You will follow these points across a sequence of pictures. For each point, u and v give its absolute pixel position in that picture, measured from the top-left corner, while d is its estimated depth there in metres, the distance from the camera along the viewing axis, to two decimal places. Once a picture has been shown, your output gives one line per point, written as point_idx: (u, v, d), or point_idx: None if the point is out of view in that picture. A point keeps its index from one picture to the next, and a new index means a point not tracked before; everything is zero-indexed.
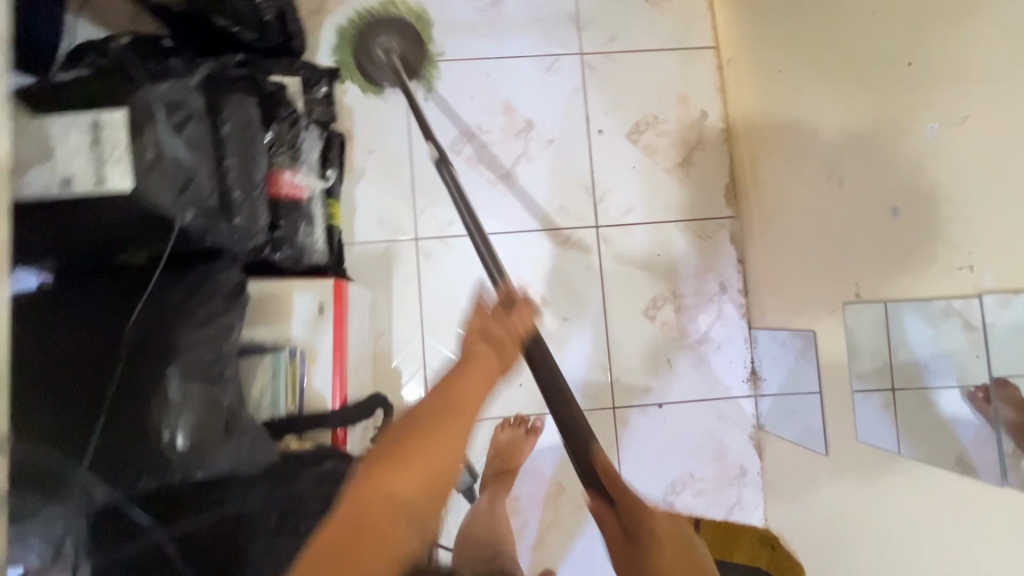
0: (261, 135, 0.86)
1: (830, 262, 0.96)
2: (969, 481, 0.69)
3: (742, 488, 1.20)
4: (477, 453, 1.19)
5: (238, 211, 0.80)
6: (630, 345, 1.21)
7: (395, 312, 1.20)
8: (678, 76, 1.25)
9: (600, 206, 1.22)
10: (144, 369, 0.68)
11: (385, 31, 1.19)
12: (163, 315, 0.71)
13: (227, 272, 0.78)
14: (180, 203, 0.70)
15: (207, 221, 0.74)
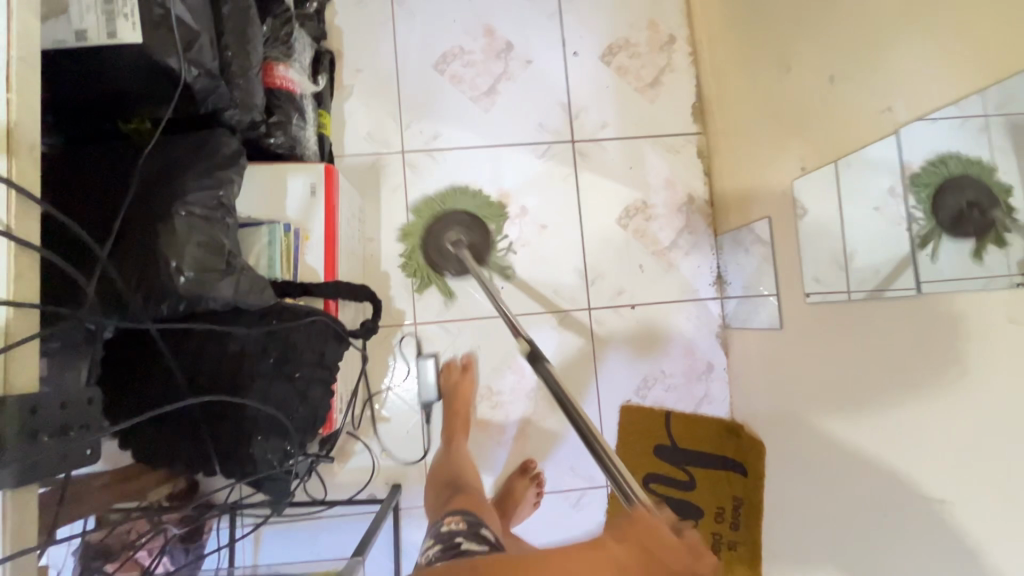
0: (257, 21, 0.93)
1: (783, 151, 1.05)
2: (907, 300, 0.78)
3: (710, 383, 1.29)
4: (460, 353, 1.25)
5: (236, 84, 0.88)
6: (604, 251, 1.29)
7: (383, 219, 1.26)
8: (647, 3, 1.34)
9: (576, 122, 1.31)
10: (156, 202, 0.74)
11: (456, 225, 1.26)
12: (171, 163, 0.78)
13: (226, 137, 0.85)
14: (185, 60, 0.77)
15: (209, 83, 0.81)
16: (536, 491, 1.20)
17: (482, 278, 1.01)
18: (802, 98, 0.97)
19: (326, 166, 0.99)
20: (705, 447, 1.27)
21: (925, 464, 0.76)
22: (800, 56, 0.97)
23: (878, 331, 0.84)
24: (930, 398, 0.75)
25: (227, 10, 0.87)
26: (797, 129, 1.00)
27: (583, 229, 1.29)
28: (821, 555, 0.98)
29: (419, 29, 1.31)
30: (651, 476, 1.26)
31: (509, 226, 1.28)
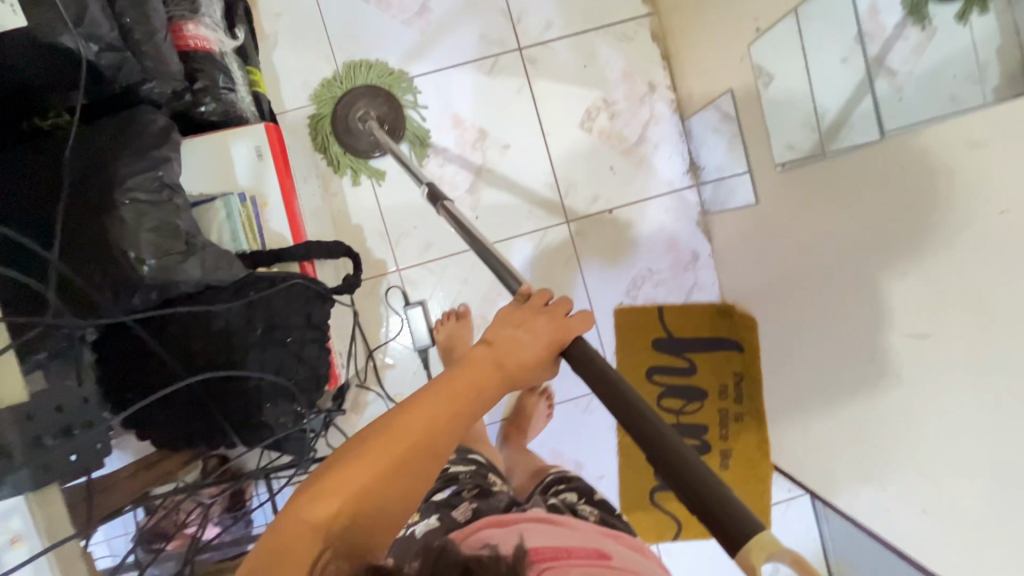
0: None
1: (737, 14, 0.99)
2: (879, 150, 0.77)
3: (697, 271, 1.30)
4: (450, 289, 1.26)
5: (145, 54, 0.81)
6: (573, 159, 1.26)
7: (342, 171, 1.22)
8: None
9: (520, 27, 1.23)
10: (94, 198, 0.71)
11: (362, 99, 1.20)
12: (100, 153, 0.73)
13: (152, 114, 0.80)
14: (80, 37, 0.71)
15: (113, 57, 0.75)
16: (547, 403, 1.25)
17: (408, 165, 0.98)
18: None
19: (267, 126, 0.95)
20: (699, 331, 1.30)
21: (903, 302, 0.78)
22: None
23: (851, 182, 0.84)
24: (902, 238, 0.76)
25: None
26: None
27: (546, 141, 1.25)
28: (820, 408, 1.03)
29: None
30: (655, 369, 1.30)
31: (472, 152, 1.24)
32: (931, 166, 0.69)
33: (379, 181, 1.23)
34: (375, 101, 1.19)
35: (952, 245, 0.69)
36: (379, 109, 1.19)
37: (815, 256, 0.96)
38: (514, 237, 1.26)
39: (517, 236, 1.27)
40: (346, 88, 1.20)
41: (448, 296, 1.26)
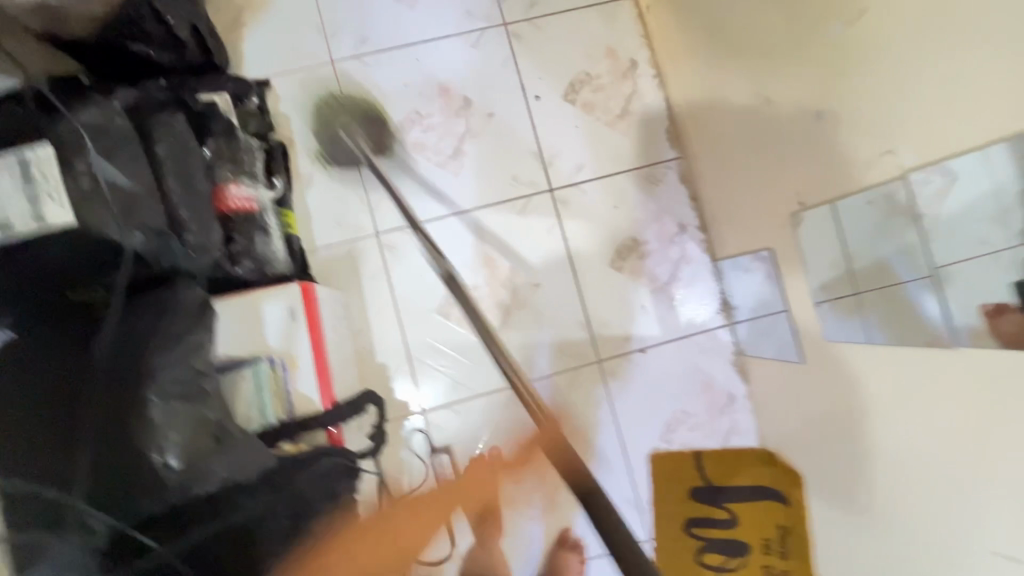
0: (197, 150, 0.86)
1: (771, 180, 1.00)
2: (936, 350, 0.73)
3: (733, 414, 1.24)
4: (476, 432, 1.20)
5: (188, 228, 0.80)
6: (603, 298, 1.24)
7: (369, 309, 1.19)
8: (604, 30, 1.28)
9: (551, 169, 1.25)
10: (121, 394, 0.67)
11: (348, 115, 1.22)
12: (134, 342, 0.70)
13: (189, 290, 0.76)
14: (127, 227, 0.70)
15: (157, 241, 0.74)
16: (579, 558, 1.18)
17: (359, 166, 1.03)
18: (782, 128, 0.93)
19: (303, 288, 0.93)
20: (737, 477, 1.22)
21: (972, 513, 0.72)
22: (774, 81, 0.92)
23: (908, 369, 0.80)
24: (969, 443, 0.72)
25: (164, 150, 0.80)
26: (781, 156, 0.95)
27: (577, 279, 1.24)
28: None
29: (369, 100, 1.23)
30: (692, 520, 1.21)
31: (501, 291, 1.22)
32: (997, 381, 0.65)
33: (377, 204, 1.21)
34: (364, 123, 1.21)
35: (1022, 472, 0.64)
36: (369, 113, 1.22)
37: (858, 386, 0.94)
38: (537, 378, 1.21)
39: (545, 377, 1.22)
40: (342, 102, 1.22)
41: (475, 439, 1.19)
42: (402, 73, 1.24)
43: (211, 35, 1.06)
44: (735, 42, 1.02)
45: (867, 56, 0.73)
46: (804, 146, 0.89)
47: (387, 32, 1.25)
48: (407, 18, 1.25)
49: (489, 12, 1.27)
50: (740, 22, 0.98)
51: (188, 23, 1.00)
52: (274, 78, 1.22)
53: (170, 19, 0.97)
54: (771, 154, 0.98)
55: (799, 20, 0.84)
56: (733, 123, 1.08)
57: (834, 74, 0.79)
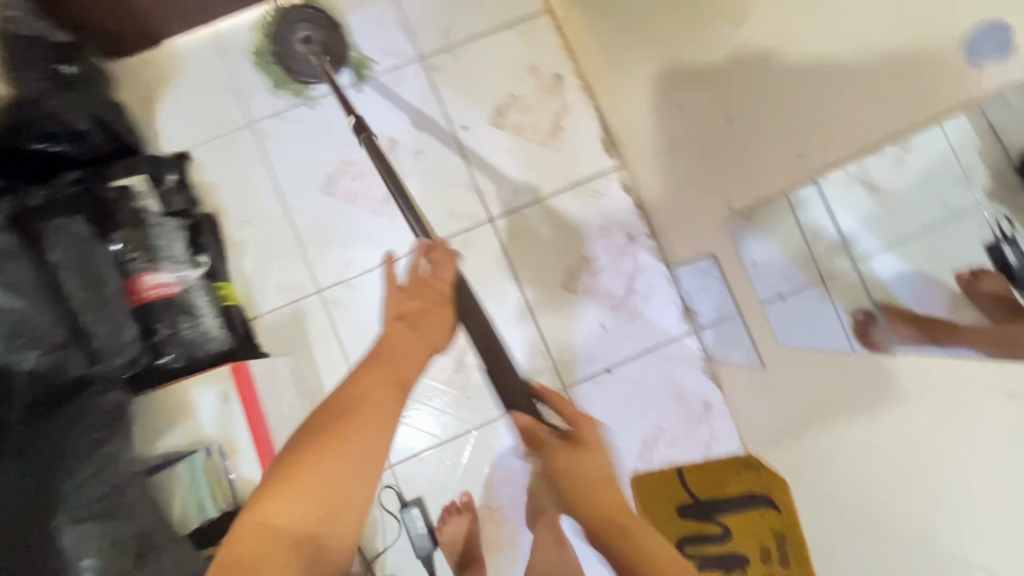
0: (100, 246, 0.83)
1: (704, 185, 1.01)
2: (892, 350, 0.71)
3: (711, 423, 1.20)
4: (447, 481, 1.16)
5: (96, 333, 0.79)
6: (561, 322, 1.20)
7: (321, 369, 1.16)
8: (523, 48, 1.24)
9: (488, 198, 1.22)
10: (29, 527, 0.62)
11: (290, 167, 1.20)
12: (39, 466, 0.66)
13: (103, 395, 0.77)
14: (17, 351, 0.71)
15: (56, 355, 0.74)
16: None
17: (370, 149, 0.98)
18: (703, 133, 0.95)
19: (238, 373, 0.89)
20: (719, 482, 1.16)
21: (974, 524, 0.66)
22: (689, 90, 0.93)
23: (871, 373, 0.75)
24: (935, 441, 0.68)
25: (60, 257, 0.78)
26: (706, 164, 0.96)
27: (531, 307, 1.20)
28: None
29: (293, 156, 1.21)
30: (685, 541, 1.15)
31: None
32: (959, 381, 0.62)
33: (316, 260, 1.19)
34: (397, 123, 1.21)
35: (994, 479, 0.59)
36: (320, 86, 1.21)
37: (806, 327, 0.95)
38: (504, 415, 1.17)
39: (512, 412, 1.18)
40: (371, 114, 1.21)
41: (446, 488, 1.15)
42: (324, 123, 1.22)
43: (116, 120, 1.05)
44: (644, 53, 1.03)
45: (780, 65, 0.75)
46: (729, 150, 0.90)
47: (303, 84, 1.22)
48: (322, 67, 1.22)
49: (404, 48, 1.24)
50: (652, 36, 0.99)
51: (89, 114, 0.99)
52: (194, 150, 1.20)
53: (69, 115, 0.96)
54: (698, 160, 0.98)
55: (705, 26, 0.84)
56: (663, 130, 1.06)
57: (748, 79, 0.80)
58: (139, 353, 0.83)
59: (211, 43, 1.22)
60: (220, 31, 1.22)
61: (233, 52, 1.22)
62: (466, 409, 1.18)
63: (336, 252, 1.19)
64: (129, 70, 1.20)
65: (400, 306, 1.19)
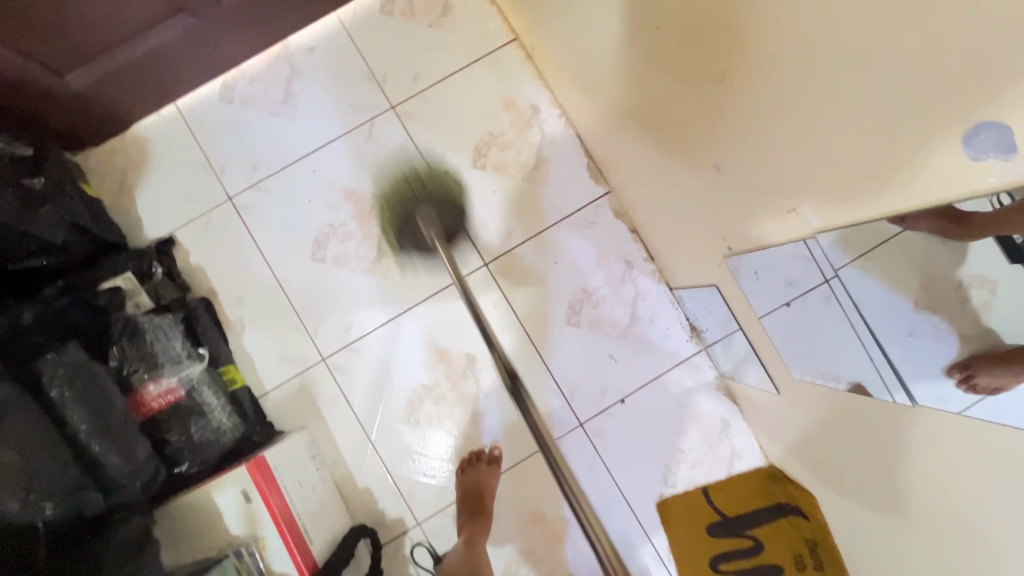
0: (99, 367, 0.83)
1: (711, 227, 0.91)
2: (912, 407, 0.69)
3: (732, 439, 1.19)
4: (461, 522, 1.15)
5: (107, 459, 0.78)
6: (569, 360, 1.19)
7: (337, 438, 1.16)
8: (495, 83, 1.21)
9: (480, 243, 1.20)
10: None
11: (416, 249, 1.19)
12: None
13: (128, 522, 0.76)
14: (33, 502, 0.68)
15: (74, 499, 0.72)
16: None
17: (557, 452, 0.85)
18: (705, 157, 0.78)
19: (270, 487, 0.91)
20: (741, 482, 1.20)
21: None
22: (666, 184, 0.94)
23: (875, 396, 0.73)
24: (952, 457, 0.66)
25: (63, 391, 0.77)
26: (748, 236, 0.79)
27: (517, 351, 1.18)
28: None
29: (279, 226, 1.19)
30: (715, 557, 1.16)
31: (463, 382, 1.17)
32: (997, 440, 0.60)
33: (314, 327, 1.17)
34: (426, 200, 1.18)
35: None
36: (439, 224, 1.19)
37: (786, 350, 0.89)
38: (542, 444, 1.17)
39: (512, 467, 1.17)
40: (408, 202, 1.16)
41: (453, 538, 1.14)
42: (305, 187, 1.19)
43: (96, 224, 1.03)
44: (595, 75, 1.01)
45: (655, 80, 0.82)
46: (785, 153, 0.61)
47: (277, 152, 1.20)
48: (291, 129, 1.20)
49: (373, 99, 1.21)
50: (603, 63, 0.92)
51: (67, 225, 0.98)
52: (177, 233, 1.18)
53: (47, 231, 0.95)
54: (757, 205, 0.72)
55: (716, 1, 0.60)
56: (664, 169, 0.93)
57: (702, 8, 0.63)
58: (155, 467, 0.84)
59: (178, 119, 1.19)
60: (184, 106, 1.19)
61: (200, 126, 1.19)
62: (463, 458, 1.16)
63: (334, 317, 1.18)
64: (98, 160, 1.18)
65: (404, 363, 1.18)
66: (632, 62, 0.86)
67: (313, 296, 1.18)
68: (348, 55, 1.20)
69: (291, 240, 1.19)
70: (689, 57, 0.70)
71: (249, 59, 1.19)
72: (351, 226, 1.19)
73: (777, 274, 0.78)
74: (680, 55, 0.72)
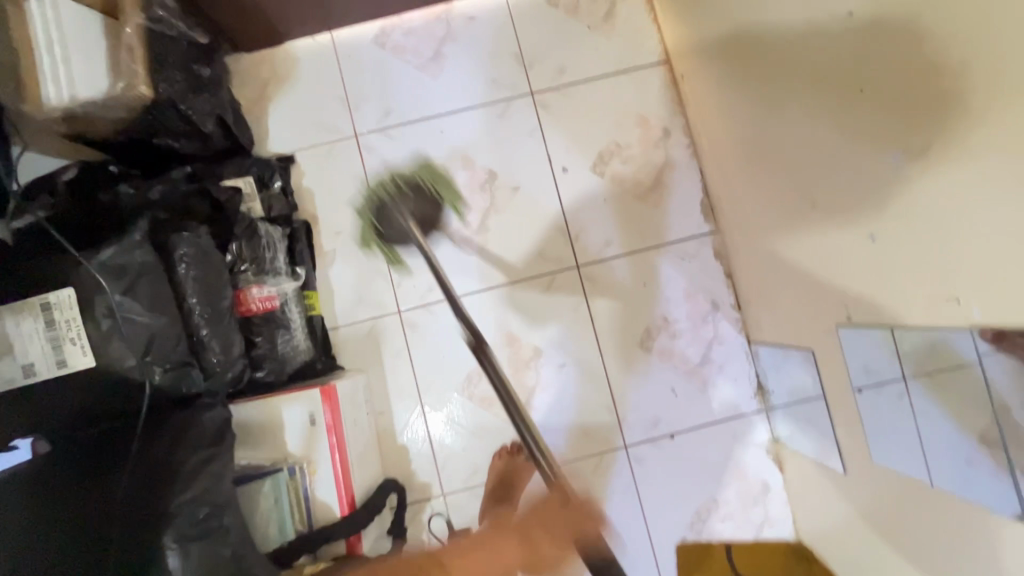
0: (221, 258, 0.85)
1: (827, 294, 0.91)
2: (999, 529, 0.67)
3: (768, 505, 1.18)
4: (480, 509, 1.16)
5: (210, 348, 0.81)
6: (631, 380, 1.19)
7: (391, 389, 1.18)
8: (636, 98, 1.23)
9: (578, 245, 1.21)
10: (138, 547, 0.66)
11: (517, 233, 1.21)
12: (155, 473, 0.70)
13: (210, 413, 0.77)
14: (146, 365, 0.72)
15: (178, 374, 0.75)
16: None
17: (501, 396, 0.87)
18: (861, 222, 0.78)
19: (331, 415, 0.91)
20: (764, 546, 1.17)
21: None
22: (798, 238, 0.95)
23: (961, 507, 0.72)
24: None
25: (190, 270, 0.80)
26: (881, 312, 0.79)
27: (573, 362, 1.19)
28: None
29: (393, 174, 1.21)
30: None
31: (525, 372, 1.18)
32: None
33: (400, 279, 1.20)
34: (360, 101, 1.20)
35: None
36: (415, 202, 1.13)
37: (871, 437, 0.87)
38: (584, 455, 1.17)
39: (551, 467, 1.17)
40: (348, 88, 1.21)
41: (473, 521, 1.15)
42: (429, 143, 1.22)
43: (236, 122, 1.07)
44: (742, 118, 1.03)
45: (799, 127, 0.87)
46: (954, 236, 0.63)
47: (411, 104, 1.23)
48: (432, 87, 1.22)
49: (516, 80, 1.23)
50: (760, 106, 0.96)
51: (214, 116, 1.01)
52: (298, 153, 1.21)
53: (197, 116, 0.98)
54: (907, 284, 0.72)
55: (926, 73, 0.60)
56: (798, 224, 0.94)
57: (872, 80, 0.68)
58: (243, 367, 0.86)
59: (330, 48, 1.22)
60: (339, 38, 1.22)
61: (348, 60, 1.22)
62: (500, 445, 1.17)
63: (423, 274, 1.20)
64: (245, 64, 1.21)
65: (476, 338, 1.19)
66: (784, 113, 0.90)
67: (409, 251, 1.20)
68: (505, 33, 1.23)
69: None
70: (870, 128, 0.71)
71: (412, 11, 1.22)
72: (460, 193, 1.21)
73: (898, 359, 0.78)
74: (859, 123, 0.73)
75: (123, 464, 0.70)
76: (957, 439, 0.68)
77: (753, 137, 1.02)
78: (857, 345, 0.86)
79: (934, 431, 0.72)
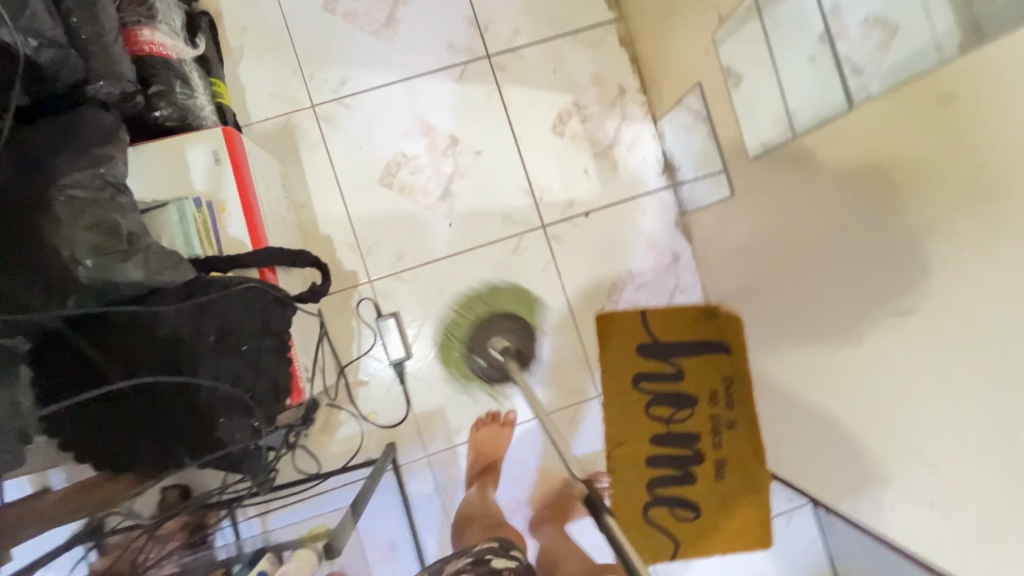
0: (119, 123, 0.79)
1: (780, 234, 0.97)
2: (930, 428, 0.74)
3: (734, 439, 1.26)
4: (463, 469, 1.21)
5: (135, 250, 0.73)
6: (599, 332, 1.24)
7: (367, 358, 1.19)
8: (590, 56, 1.25)
9: (541, 205, 1.23)
10: (142, 403, 0.77)
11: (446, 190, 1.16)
12: (150, 359, 0.76)
13: (179, 318, 0.77)
14: (75, 255, 0.69)
15: (104, 266, 0.70)
16: None
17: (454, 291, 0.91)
18: (823, 154, 0.81)
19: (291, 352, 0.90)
20: (730, 460, 1.25)
21: None
22: (758, 194, 1.01)
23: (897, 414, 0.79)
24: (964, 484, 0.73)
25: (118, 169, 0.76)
26: (834, 255, 0.84)
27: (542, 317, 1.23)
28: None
29: (353, 144, 1.21)
30: (683, 538, 1.25)
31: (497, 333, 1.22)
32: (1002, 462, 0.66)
33: (367, 249, 1.20)
34: (184, 79, 0.96)
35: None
36: (183, 92, 0.96)
37: (822, 366, 0.94)
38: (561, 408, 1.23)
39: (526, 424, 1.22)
40: (150, 60, 0.92)
41: (458, 480, 1.20)
42: (389, 110, 1.21)
43: (189, 77, 0.99)
44: (697, 67, 1.06)
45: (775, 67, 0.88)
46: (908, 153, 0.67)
47: (365, 70, 1.21)
48: (388, 53, 1.21)
49: (472, 43, 1.23)
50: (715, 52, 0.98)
51: (172, 71, 0.94)
52: (253, 127, 1.19)
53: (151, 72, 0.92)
54: (856, 235, 0.78)
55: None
56: (759, 180, 1.00)
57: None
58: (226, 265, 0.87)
59: (279, 19, 1.19)
60: (287, 8, 1.19)
61: (301, 30, 1.20)
62: (478, 406, 1.21)
63: (393, 241, 1.20)
64: None
65: (452, 302, 1.21)
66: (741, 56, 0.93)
67: (383, 219, 1.21)
68: None
69: (373, 160, 1.21)
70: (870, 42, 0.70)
71: None
72: (419, 161, 1.21)
73: (843, 287, 0.84)
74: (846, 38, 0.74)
75: (109, 346, 0.75)
76: (907, 349, 0.75)
77: (709, 83, 1.04)
78: (806, 280, 0.92)
79: (884, 354, 0.79)
